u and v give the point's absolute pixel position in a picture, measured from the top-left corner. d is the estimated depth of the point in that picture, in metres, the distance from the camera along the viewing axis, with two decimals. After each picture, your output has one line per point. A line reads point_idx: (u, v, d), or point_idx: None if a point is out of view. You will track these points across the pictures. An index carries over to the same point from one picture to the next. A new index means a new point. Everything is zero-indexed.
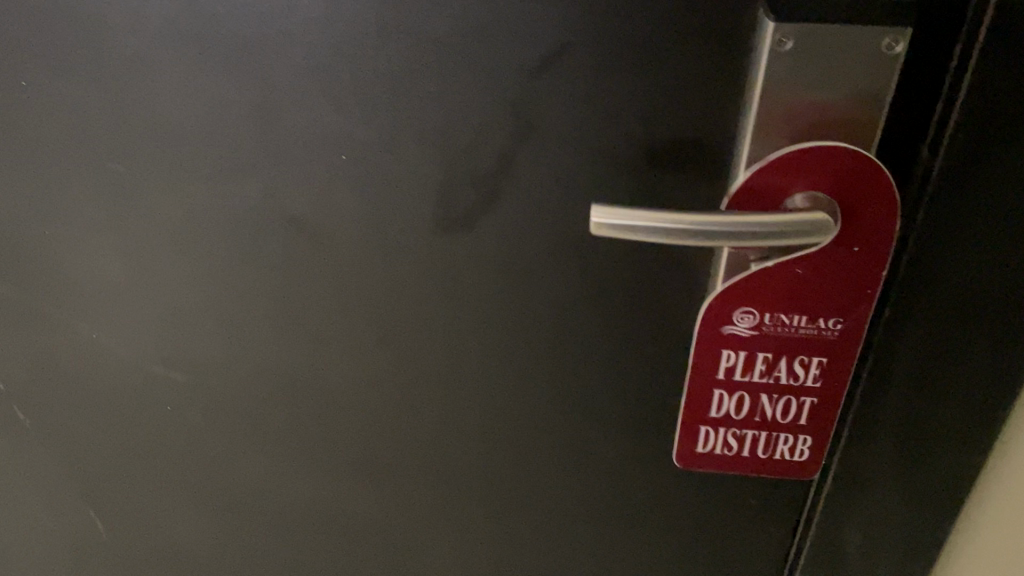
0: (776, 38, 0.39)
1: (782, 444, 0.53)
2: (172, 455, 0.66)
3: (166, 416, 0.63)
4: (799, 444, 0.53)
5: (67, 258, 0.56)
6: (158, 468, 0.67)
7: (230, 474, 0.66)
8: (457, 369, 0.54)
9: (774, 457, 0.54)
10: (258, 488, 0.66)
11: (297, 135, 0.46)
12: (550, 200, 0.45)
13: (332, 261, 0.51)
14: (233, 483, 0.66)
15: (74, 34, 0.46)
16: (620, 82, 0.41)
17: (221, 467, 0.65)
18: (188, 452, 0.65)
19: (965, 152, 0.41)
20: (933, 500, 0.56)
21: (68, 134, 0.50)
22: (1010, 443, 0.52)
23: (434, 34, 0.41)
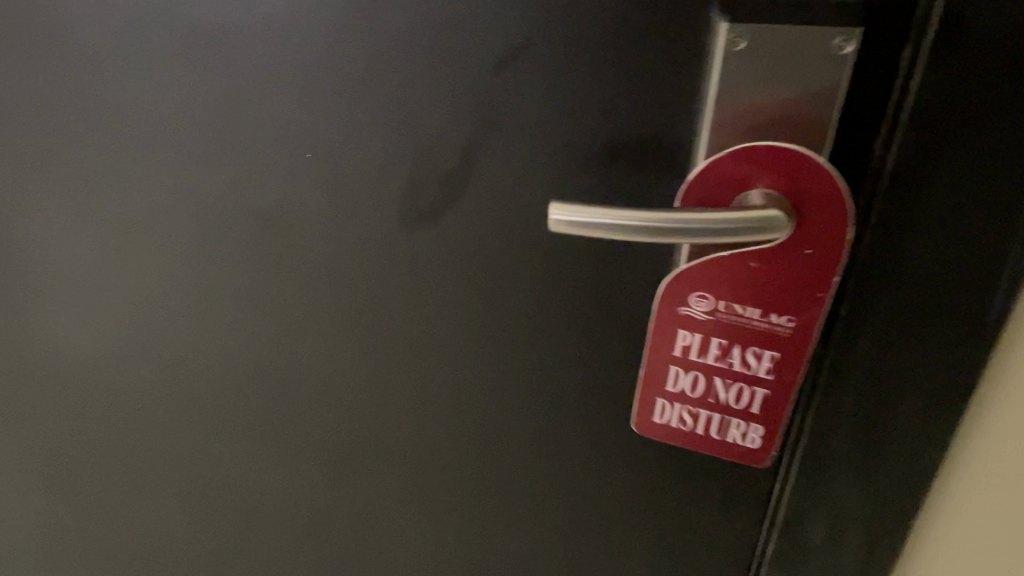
0: (729, 38, 0.40)
1: (735, 430, 0.52)
2: (148, 446, 0.72)
3: (139, 410, 0.70)
4: (751, 431, 0.52)
5: (42, 255, 0.62)
6: (137, 460, 0.74)
7: (205, 466, 0.72)
8: (425, 340, 0.57)
9: (726, 441, 0.53)
10: (232, 479, 0.72)
11: (264, 125, 0.50)
12: (514, 185, 0.48)
13: (295, 248, 0.55)
14: (209, 474, 0.72)
15: (55, 44, 0.51)
16: (582, 69, 0.44)
17: (196, 458, 0.71)
18: (165, 444, 0.71)
19: (914, 148, 0.42)
20: (889, 520, 0.54)
21: (50, 136, 0.56)
22: (965, 455, 0.51)
23: (398, 30, 0.45)
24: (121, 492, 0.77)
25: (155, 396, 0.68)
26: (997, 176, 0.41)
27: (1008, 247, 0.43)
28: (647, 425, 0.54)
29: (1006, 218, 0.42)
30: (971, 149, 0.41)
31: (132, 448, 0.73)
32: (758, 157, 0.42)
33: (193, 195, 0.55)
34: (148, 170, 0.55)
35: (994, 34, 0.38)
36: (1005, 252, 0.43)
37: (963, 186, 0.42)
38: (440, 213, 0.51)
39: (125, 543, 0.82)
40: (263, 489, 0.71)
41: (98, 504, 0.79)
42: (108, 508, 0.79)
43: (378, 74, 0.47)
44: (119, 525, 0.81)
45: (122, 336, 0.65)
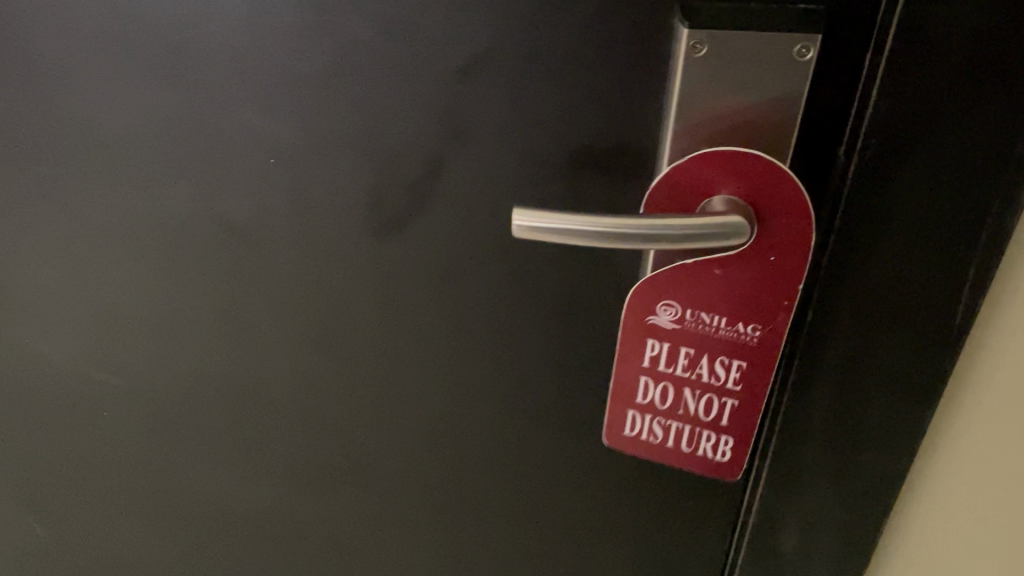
0: (690, 44, 0.40)
1: (706, 442, 0.52)
2: (119, 457, 0.72)
3: (109, 421, 0.69)
4: (721, 445, 0.52)
5: (13, 264, 0.62)
6: (109, 472, 0.73)
7: (176, 478, 0.71)
8: (394, 348, 0.57)
9: (697, 454, 0.53)
10: (203, 490, 0.71)
11: (229, 132, 0.50)
12: (479, 192, 0.48)
13: (262, 255, 0.55)
14: (181, 486, 0.72)
15: (21, 52, 0.52)
16: (545, 76, 0.44)
17: (167, 469, 0.71)
18: (137, 455, 0.71)
19: (877, 154, 0.42)
20: (862, 522, 0.54)
21: (19, 144, 0.56)
22: (936, 457, 0.51)
23: (359, 38, 0.45)
24: (93, 503, 0.77)
25: (124, 406, 0.68)
26: (960, 182, 0.41)
27: (972, 252, 0.43)
28: (618, 437, 0.54)
29: (969, 223, 0.42)
30: (933, 156, 0.41)
31: (103, 459, 0.73)
32: (722, 163, 0.42)
33: (159, 203, 0.55)
34: (114, 178, 0.55)
35: (953, 40, 0.38)
36: (970, 257, 0.43)
37: (926, 193, 0.42)
38: (407, 221, 0.51)
39: (99, 555, 0.82)
40: (234, 500, 0.71)
41: (71, 517, 0.79)
42: (81, 519, 0.79)
43: (340, 82, 0.47)
44: (92, 537, 0.80)
45: (90, 346, 0.65)
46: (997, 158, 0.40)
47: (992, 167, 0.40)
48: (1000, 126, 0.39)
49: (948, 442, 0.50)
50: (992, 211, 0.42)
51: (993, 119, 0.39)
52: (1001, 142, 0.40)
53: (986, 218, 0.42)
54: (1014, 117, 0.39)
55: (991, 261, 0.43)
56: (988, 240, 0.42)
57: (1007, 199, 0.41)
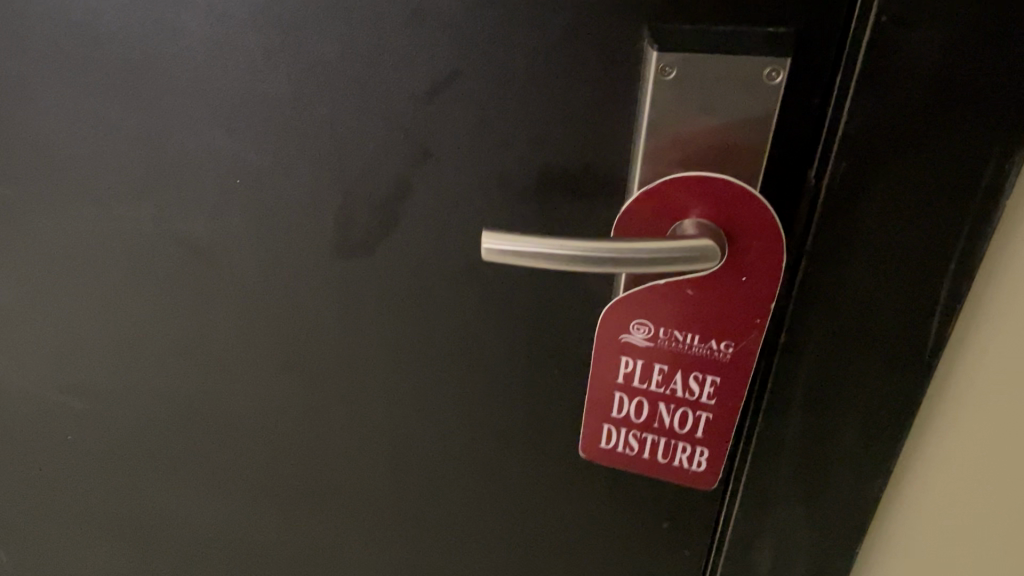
0: (659, 67, 0.40)
1: (682, 453, 0.51)
2: (80, 480, 0.71)
3: (71, 444, 0.68)
4: (696, 455, 0.51)
5: None
6: (70, 495, 0.72)
7: (138, 502, 0.70)
8: (362, 370, 0.56)
9: (673, 465, 0.52)
10: (167, 514, 0.70)
11: (192, 154, 0.49)
12: (446, 215, 0.48)
13: (226, 277, 0.54)
14: (143, 510, 0.71)
15: None
16: (512, 99, 0.43)
17: (129, 493, 0.70)
18: (98, 478, 0.70)
19: (848, 173, 0.41)
20: (838, 540, 0.54)
21: None
22: (913, 473, 0.51)
23: (324, 59, 0.44)
24: (58, 528, 0.75)
25: (87, 429, 0.67)
26: (933, 200, 0.41)
27: (946, 270, 0.43)
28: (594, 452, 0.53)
29: (944, 241, 0.42)
30: (908, 174, 0.40)
31: (67, 482, 0.71)
32: (692, 186, 0.42)
33: (121, 223, 0.54)
34: (74, 199, 0.54)
35: (926, 59, 0.38)
36: (942, 275, 0.43)
37: (901, 211, 0.42)
38: (374, 242, 0.50)
39: None
40: (203, 524, 0.70)
41: (34, 541, 0.78)
42: (46, 543, 0.77)
43: (304, 101, 0.46)
44: (58, 562, 0.79)
45: (52, 369, 0.64)
46: (971, 176, 0.40)
47: (965, 186, 0.40)
48: (974, 144, 0.39)
49: (925, 456, 0.50)
50: (966, 229, 0.41)
51: (967, 137, 0.39)
52: (976, 160, 0.39)
53: (960, 236, 0.41)
54: (987, 135, 0.39)
55: (964, 279, 0.43)
56: (962, 259, 0.42)
57: (981, 217, 0.41)
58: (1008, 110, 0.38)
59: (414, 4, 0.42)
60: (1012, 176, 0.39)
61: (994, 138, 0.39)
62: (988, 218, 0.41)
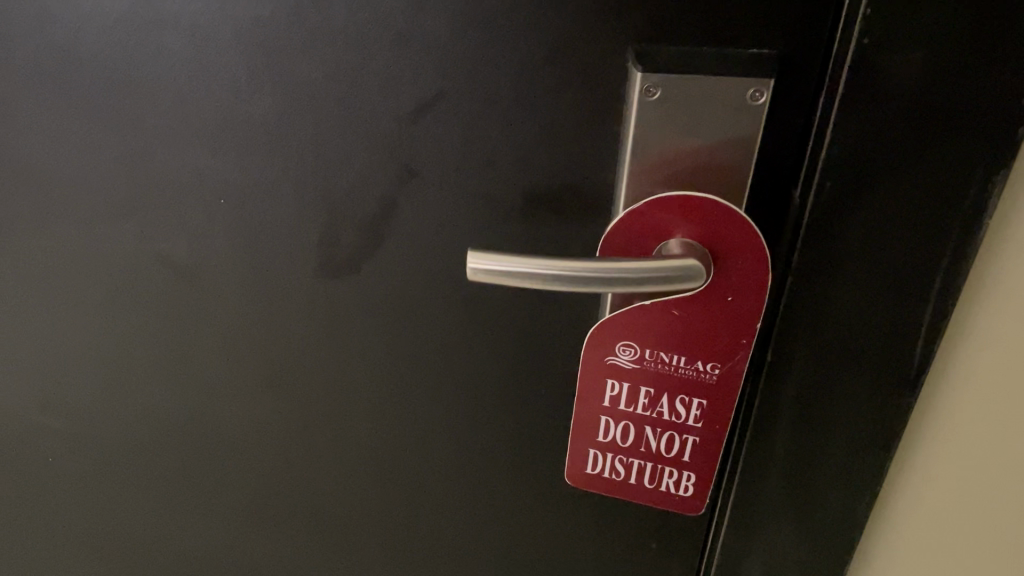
0: (643, 87, 0.40)
1: (668, 478, 0.51)
2: (61, 501, 0.70)
3: (53, 464, 0.68)
4: (683, 479, 0.51)
5: None
6: (51, 515, 0.71)
7: (120, 522, 0.69)
8: (347, 390, 0.55)
9: (660, 490, 0.52)
10: (150, 535, 0.69)
11: (174, 173, 0.49)
12: (432, 235, 0.47)
13: (210, 296, 0.54)
14: (125, 531, 0.70)
15: None
16: (498, 120, 0.43)
17: (111, 514, 0.69)
18: (79, 498, 0.69)
19: (833, 194, 0.41)
20: (827, 556, 0.53)
21: None
22: (900, 486, 0.51)
23: (308, 78, 0.44)
24: (39, 548, 0.74)
25: (69, 449, 0.66)
26: (917, 220, 0.41)
27: (931, 286, 0.43)
28: (581, 477, 0.53)
29: (927, 261, 0.42)
30: (891, 196, 0.41)
31: (48, 503, 0.70)
32: (678, 205, 0.42)
33: (102, 243, 0.54)
34: (56, 218, 0.54)
35: (907, 83, 0.38)
36: (927, 291, 0.43)
37: (884, 232, 0.42)
38: (359, 262, 0.50)
39: None
40: (186, 545, 0.69)
41: (15, 562, 0.77)
42: (26, 564, 0.76)
43: (289, 122, 0.46)
44: None
45: (32, 388, 0.63)
46: (954, 196, 0.40)
47: (949, 204, 0.40)
48: (956, 166, 0.39)
49: (912, 469, 0.50)
50: (949, 249, 0.41)
51: (949, 159, 0.39)
52: (958, 181, 0.40)
53: (943, 256, 0.42)
54: (970, 157, 0.39)
55: (949, 294, 0.43)
56: (946, 279, 0.42)
57: (964, 237, 0.41)
58: (990, 132, 0.38)
59: (399, 25, 0.42)
60: (995, 195, 0.40)
61: (977, 156, 0.39)
62: (972, 238, 0.41)
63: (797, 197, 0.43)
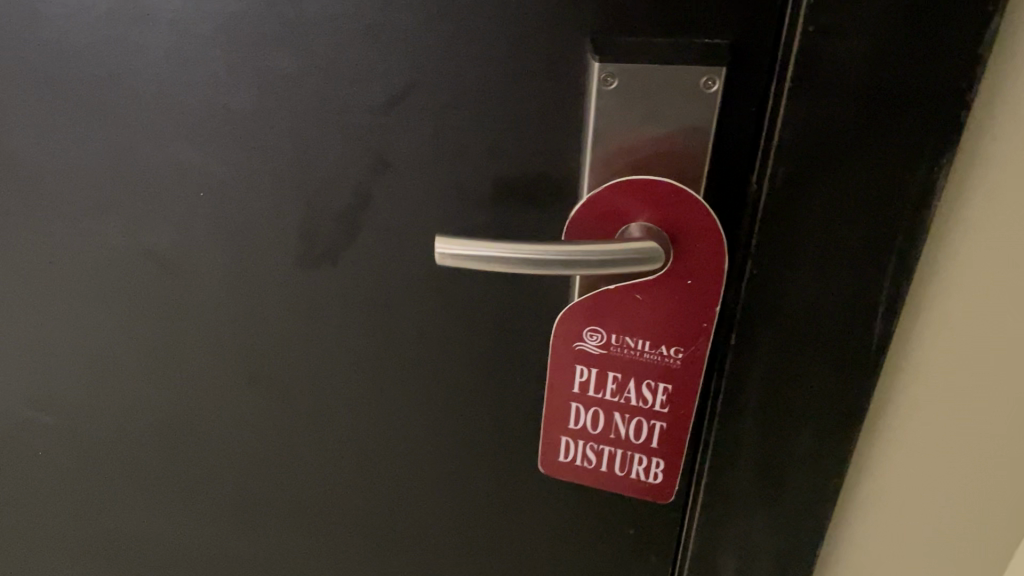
0: (601, 77, 0.42)
1: (638, 465, 0.53)
2: (49, 496, 0.71)
3: (40, 458, 0.69)
4: (652, 466, 0.53)
5: None
6: (38, 510, 0.73)
7: (106, 516, 0.71)
8: (326, 377, 0.57)
9: (630, 477, 0.54)
10: (135, 529, 0.71)
11: (156, 167, 0.51)
12: (405, 224, 0.49)
13: (191, 288, 0.55)
14: (111, 524, 0.71)
15: None
16: (465, 110, 0.45)
17: (97, 508, 0.70)
18: (67, 493, 0.71)
19: (787, 178, 0.43)
20: (799, 537, 0.54)
21: None
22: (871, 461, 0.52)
23: (283, 72, 0.46)
24: (33, 546, 0.76)
25: (59, 445, 0.68)
26: (866, 208, 0.43)
27: (887, 266, 0.44)
28: (555, 465, 0.55)
29: (877, 249, 0.44)
30: (840, 186, 0.43)
31: (35, 497, 0.72)
32: (635, 189, 0.43)
33: (88, 239, 0.55)
34: (41, 214, 0.55)
35: (851, 75, 0.40)
36: (883, 271, 0.44)
37: (836, 221, 0.44)
38: (337, 253, 0.51)
39: None
40: (172, 537, 0.70)
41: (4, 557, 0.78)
42: (22, 563, 0.78)
43: (266, 116, 0.48)
44: None
45: (19, 382, 0.65)
46: (900, 184, 0.42)
47: (900, 183, 0.42)
48: (900, 155, 0.41)
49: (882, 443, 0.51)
50: (898, 237, 0.43)
51: (894, 148, 0.41)
52: (903, 170, 0.42)
53: (893, 243, 0.44)
54: (913, 145, 0.41)
55: (905, 273, 0.44)
56: (898, 263, 0.44)
57: (911, 224, 0.43)
58: (931, 120, 0.40)
59: (368, 21, 0.44)
60: (944, 173, 0.41)
61: (923, 137, 0.41)
62: (919, 224, 0.43)
63: (753, 189, 0.45)
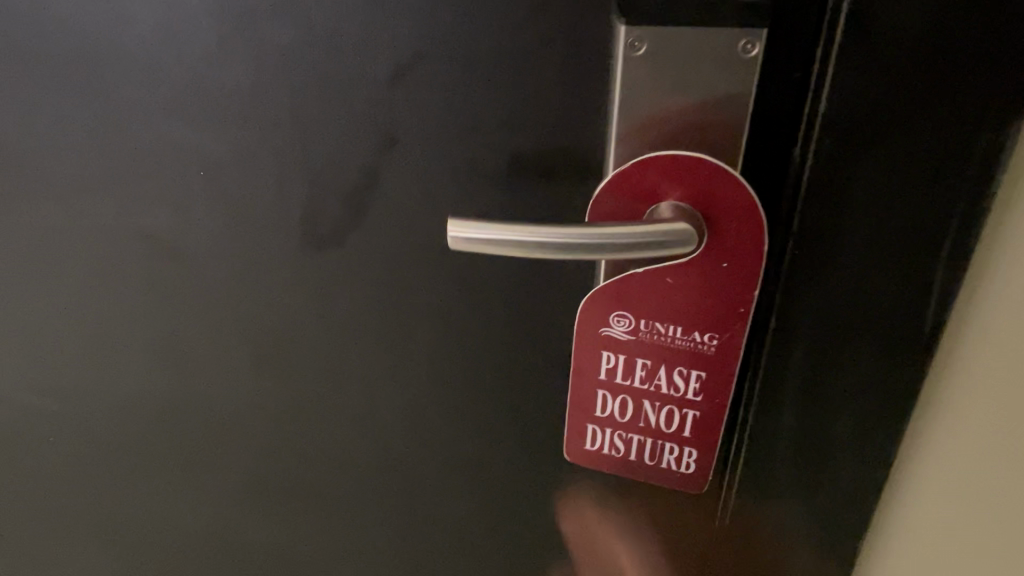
0: (628, 42, 0.38)
1: (669, 455, 0.50)
2: (58, 484, 0.69)
3: (48, 445, 0.67)
4: (685, 456, 0.49)
5: None
6: (48, 498, 0.71)
7: (117, 503, 0.69)
8: (338, 363, 0.54)
9: (662, 466, 0.50)
10: (147, 515, 0.69)
11: (150, 145, 0.48)
12: (415, 204, 0.46)
13: (194, 272, 0.53)
14: (123, 512, 0.69)
15: None
16: (476, 82, 0.41)
17: (107, 495, 0.68)
18: (75, 480, 0.68)
19: (834, 149, 0.39)
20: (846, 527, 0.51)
21: None
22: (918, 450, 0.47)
23: (278, 43, 0.42)
24: (41, 532, 0.74)
25: (63, 431, 0.65)
26: (922, 185, 0.39)
27: (945, 239, 0.40)
28: (579, 453, 0.52)
29: (933, 226, 0.40)
30: (893, 162, 0.39)
31: (45, 486, 0.70)
32: (655, 166, 0.40)
33: (83, 220, 0.53)
34: (34, 195, 0.53)
35: (906, 38, 0.36)
36: (941, 244, 0.40)
37: (888, 199, 0.40)
38: (344, 234, 0.48)
39: None
40: (186, 523, 0.68)
41: (15, 546, 0.76)
42: (33, 550, 0.76)
43: (262, 89, 0.44)
44: (42, 565, 0.77)
45: (23, 369, 0.62)
46: (961, 159, 0.38)
47: (961, 151, 0.38)
48: (962, 125, 0.37)
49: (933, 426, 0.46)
50: (957, 217, 0.39)
51: (955, 118, 0.37)
52: (964, 143, 0.37)
53: (951, 224, 0.40)
54: (976, 110, 0.37)
55: (965, 245, 0.40)
56: (958, 236, 0.40)
57: (974, 194, 0.39)
58: (999, 81, 0.36)
59: None
60: (1011, 139, 0.37)
61: (988, 99, 0.36)
62: (983, 194, 0.39)
63: (796, 167, 0.41)
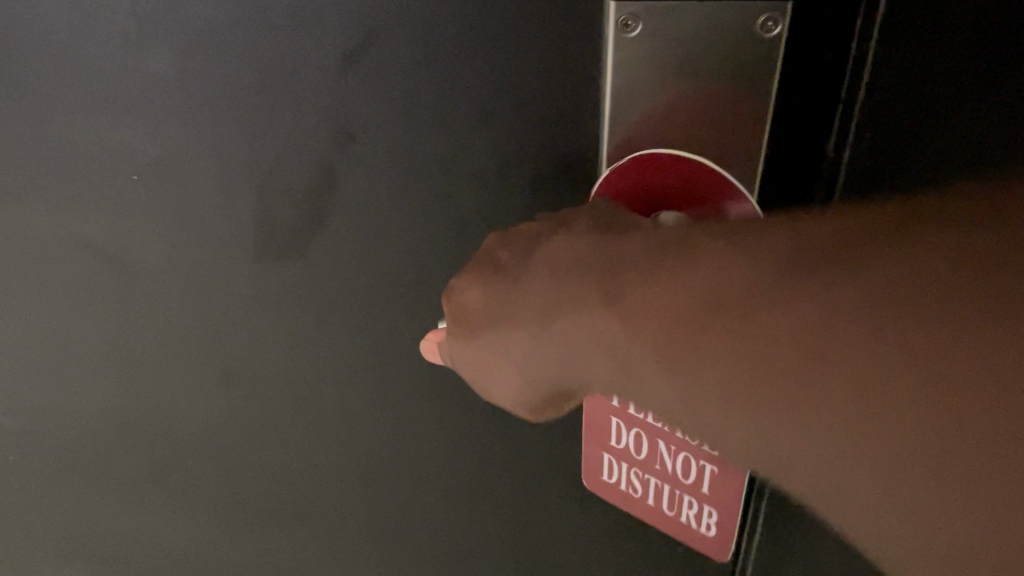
0: (620, 21, 0.31)
1: (689, 509, 0.41)
2: (25, 506, 0.64)
3: (11, 466, 0.61)
4: (705, 515, 0.41)
5: None
6: (17, 520, 0.65)
7: (92, 524, 0.63)
8: (312, 379, 0.48)
9: (680, 520, 0.42)
10: (125, 536, 0.63)
11: (79, 143, 0.42)
12: (383, 206, 0.40)
13: (146, 281, 0.47)
14: (99, 532, 0.64)
15: None
16: (441, 70, 0.35)
17: (81, 516, 0.63)
18: (43, 502, 0.63)
19: (879, 141, 0.31)
20: None
21: None
22: None
23: (211, 26, 0.36)
24: (16, 558, 0.69)
25: (26, 456, 0.60)
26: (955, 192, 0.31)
27: None
28: (599, 484, 0.44)
29: None
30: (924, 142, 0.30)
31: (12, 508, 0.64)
32: (638, 187, 0.34)
33: (16, 233, 0.47)
34: None
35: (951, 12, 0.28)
36: None
37: None
38: (306, 241, 0.42)
39: None
40: (167, 543, 0.63)
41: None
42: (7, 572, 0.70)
43: (199, 82, 0.38)
44: None
45: None
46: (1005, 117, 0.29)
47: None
48: (989, 84, 0.28)
49: None
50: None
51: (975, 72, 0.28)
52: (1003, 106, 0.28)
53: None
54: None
55: None
56: None
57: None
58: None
59: None
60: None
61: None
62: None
63: (828, 173, 0.34)
